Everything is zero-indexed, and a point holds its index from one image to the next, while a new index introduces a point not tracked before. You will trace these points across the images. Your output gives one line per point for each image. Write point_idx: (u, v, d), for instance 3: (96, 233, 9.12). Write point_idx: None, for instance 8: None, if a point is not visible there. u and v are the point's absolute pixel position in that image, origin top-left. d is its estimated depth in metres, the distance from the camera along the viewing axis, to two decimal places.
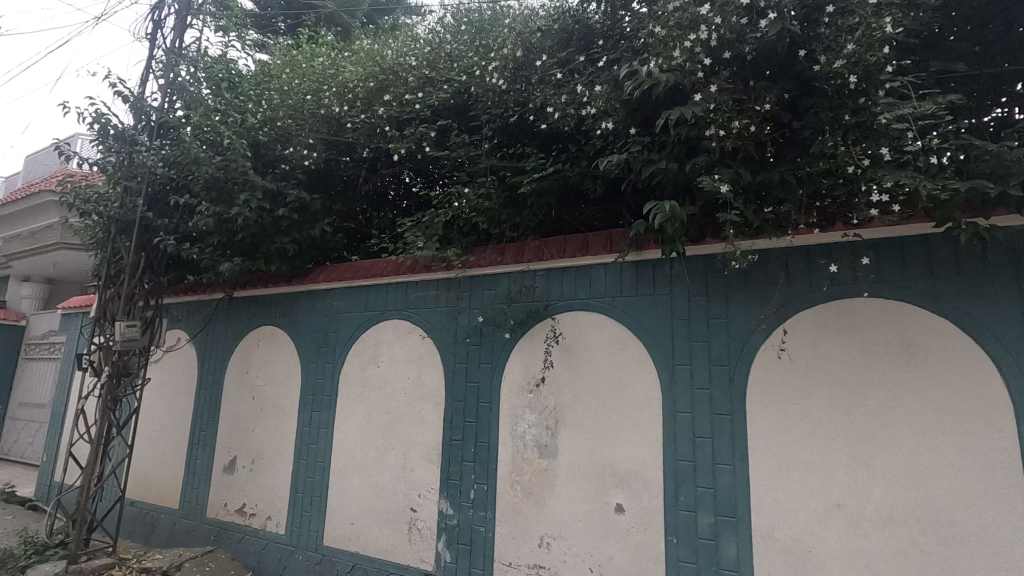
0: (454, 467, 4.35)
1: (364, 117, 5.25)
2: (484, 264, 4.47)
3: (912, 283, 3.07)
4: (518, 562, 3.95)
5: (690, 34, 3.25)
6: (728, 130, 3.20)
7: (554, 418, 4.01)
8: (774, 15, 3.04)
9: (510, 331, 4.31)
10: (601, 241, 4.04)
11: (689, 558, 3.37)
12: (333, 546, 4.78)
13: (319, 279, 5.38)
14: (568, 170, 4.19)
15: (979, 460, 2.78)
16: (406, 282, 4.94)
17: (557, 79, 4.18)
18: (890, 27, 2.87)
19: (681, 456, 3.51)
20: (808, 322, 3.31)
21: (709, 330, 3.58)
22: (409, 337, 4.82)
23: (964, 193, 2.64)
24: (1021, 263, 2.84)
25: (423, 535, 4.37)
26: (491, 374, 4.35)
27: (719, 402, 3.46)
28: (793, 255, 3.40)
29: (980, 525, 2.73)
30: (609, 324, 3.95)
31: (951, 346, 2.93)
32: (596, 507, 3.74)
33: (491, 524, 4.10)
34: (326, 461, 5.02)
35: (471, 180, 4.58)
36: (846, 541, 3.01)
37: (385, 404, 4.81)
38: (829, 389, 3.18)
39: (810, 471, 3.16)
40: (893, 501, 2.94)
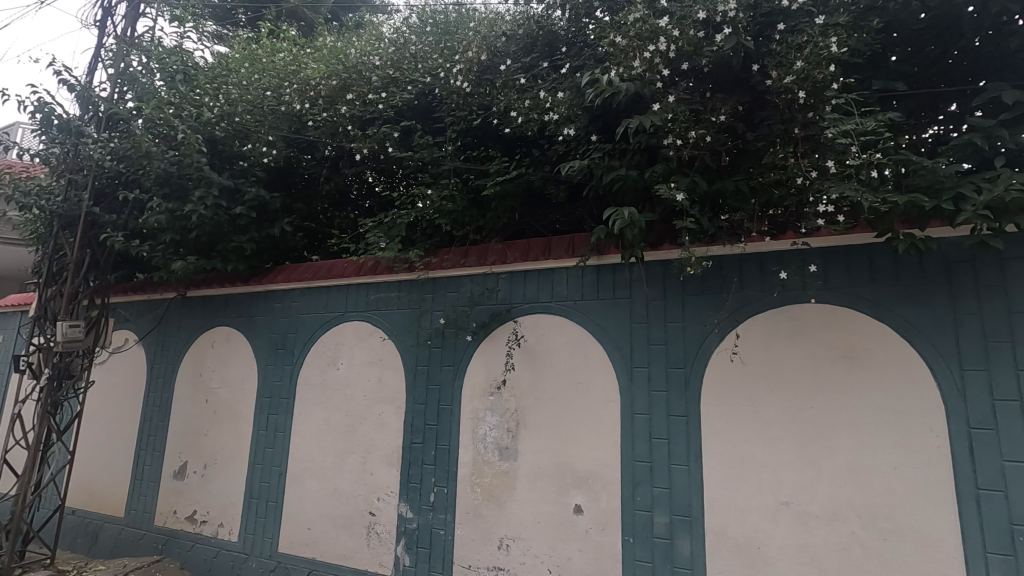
0: (414, 469, 4.32)
1: (326, 116, 5.08)
2: (446, 265, 4.45)
3: (856, 289, 3.24)
4: (478, 565, 3.95)
5: (649, 45, 3.36)
6: (685, 140, 3.31)
7: (515, 420, 4.04)
8: (729, 30, 3.17)
9: (472, 334, 4.32)
10: (564, 244, 4.06)
11: (645, 557, 3.45)
12: (288, 553, 4.67)
13: (276, 279, 5.24)
14: (532, 174, 4.22)
15: (915, 458, 2.95)
16: (367, 283, 4.87)
17: (521, 84, 4.20)
18: (836, 46, 3.03)
19: (639, 456, 3.58)
20: (760, 326, 3.44)
21: (667, 333, 3.68)
22: (370, 338, 4.76)
23: (902, 206, 2.81)
24: (954, 273, 3.04)
25: (382, 539, 4.32)
26: (453, 376, 4.34)
27: (676, 403, 3.56)
28: (746, 261, 3.54)
29: (914, 520, 2.90)
30: (570, 327, 4.00)
31: (889, 349, 3.11)
32: (556, 509, 3.78)
33: (451, 527, 4.09)
34: (282, 465, 4.90)
35: (435, 181, 4.54)
36: (793, 538, 3.14)
37: (344, 406, 4.73)
38: (778, 391, 3.32)
39: (761, 470, 3.28)
40: (836, 498, 3.08)
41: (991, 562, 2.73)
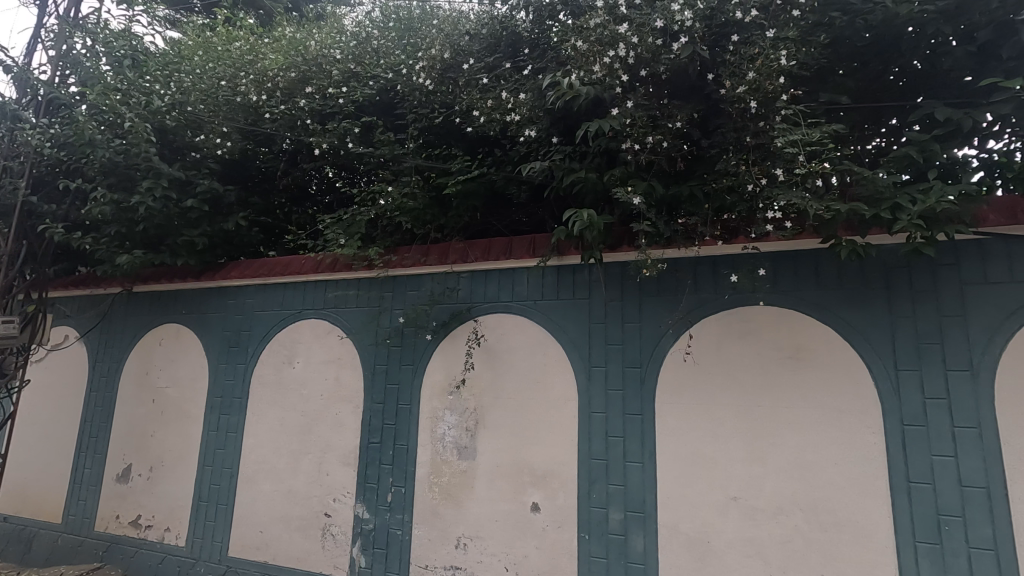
0: (371, 470, 4.26)
1: (283, 108, 4.95)
2: (406, 263, 4.41)
3: (802, 292, 3.39)
4: (435, 564, 3.93)
5: (609, 50, 3.43)
6: (642, 145, 3.39)
7: (474, 419, 4.04)
8: (685, 39, 3.27)
9: (432, 333, 4.30)
10: (525, 244, 4.08)
11: (600, 553, 3.52)
12: (239, 557, 4.53)
13: (229, 274, 5.08)
14: (494, 173, 4.22)
15: (853, 454, 3.12)
16: (325, 280, 4.77)
17: (484, 84, 4.20)
18: (785, 59, 3.16)
19: (595, 454, 3.65)
20: (713, 327, 3.55)
21: (624, 334, 3.76)
22: (327, 337, 4.67)
23: (844, 214, 2.96)
24: (891, 278, 3.22)
25: (337, 541, 4.25)
26: (412, 375, 4.30)
27: (632, 402, 3.64)
28: (700, 264, 3.65)
29: (852, 513, 3.06)
30: (530, 327, 4.03)
31: (832, 350, 3.27)
32: (514, 507, 3.80)
33: (409, 527, 4.06)
34: (234, 467, 4.75)
35: (395, 179, 4.48)
36: (741, 532, 3.26)
37: (300, 406, 4.62)
38: (729, 389, 3.44)
39: (711, 467, 3.39)
40: (782, 493, 3.22)
41: (919, 551, 2.92)
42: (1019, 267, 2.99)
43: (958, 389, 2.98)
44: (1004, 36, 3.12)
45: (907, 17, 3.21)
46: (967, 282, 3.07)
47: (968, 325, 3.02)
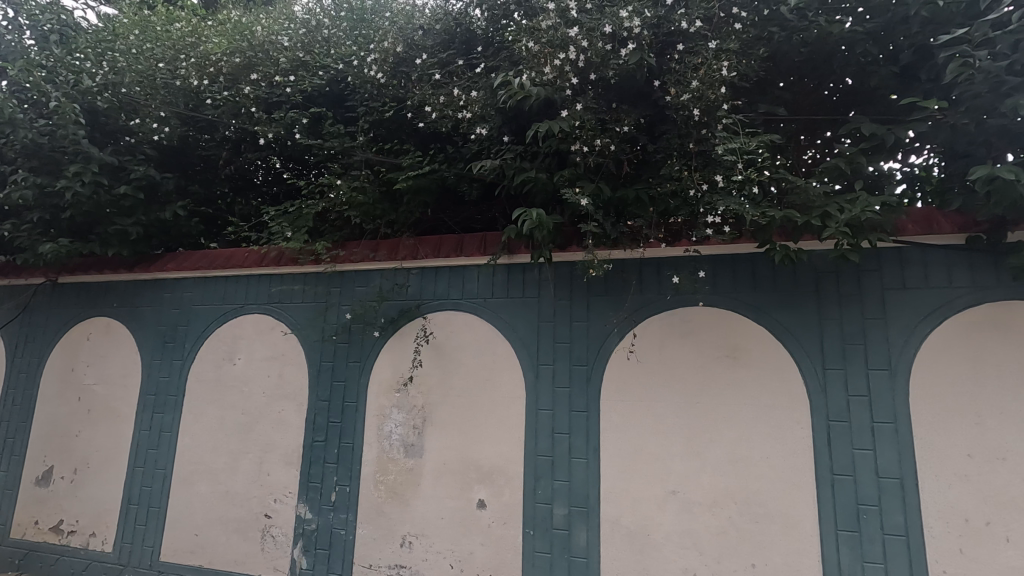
0: (315, 469, 4.16)
1: (227, 94, 4.74)
2: (354, 258, 4.34)
3: (739, 293, 3.56)
4: (380, 564, 3.89)
5: (559, 53, 3.49)
6: (591, 147, 3.47)
7: (422, 417, 4.01)
8: (634, 45, 3.36)
9: (380, 330, 4.24)
10: (475, 242, 4.08)
11: (544, 548, 3.58)
12: (171, 562, 4.34)
13: (165, 266, 4.86)
14: (445, 170, 4.14)
15: (783, 447, 3.30)
16: (270, 274, 4.62)
17: (436, 80, 4.17)
18: (727, 69, 3.29)
19: (541, 451, 3.70)
20: (656, 326, 3.67)
21: (572, 332, 3.83)
22: (270, 333, 4.52)
23: (779, 220, 3.12)
24: (821, 282, 3.42)
25: (277, 543, 4.13)
26: (359, 373, 4.23)
27: (578, 399, 3.71)
28: (645, 265, 3.76)
29: (781, 503, 3.24)
30: (479, 325, 4.04)
31: (766, 349, 3.44)
32: (460, 504, 3.80)
33: (353, 527, 3.99)
34: (167, 468, 4.53)
35: (345, 172, 4.36)
36: (679, 523, 3.39)
37: (240, 404, 4.46)
38: (670, 386, 3.57)
39: (653, 462, 3.50)
40: (717, 486, 3.36)
41: (840, 538, 3.12)
42: (932, 274, 3.25)
43: (877, 386, 3.21)
44: (924, 59, 3.33)
45: (840, 36, 3.40)
46: (888, 288, 3.31)
47: (888, 328, 3.26)
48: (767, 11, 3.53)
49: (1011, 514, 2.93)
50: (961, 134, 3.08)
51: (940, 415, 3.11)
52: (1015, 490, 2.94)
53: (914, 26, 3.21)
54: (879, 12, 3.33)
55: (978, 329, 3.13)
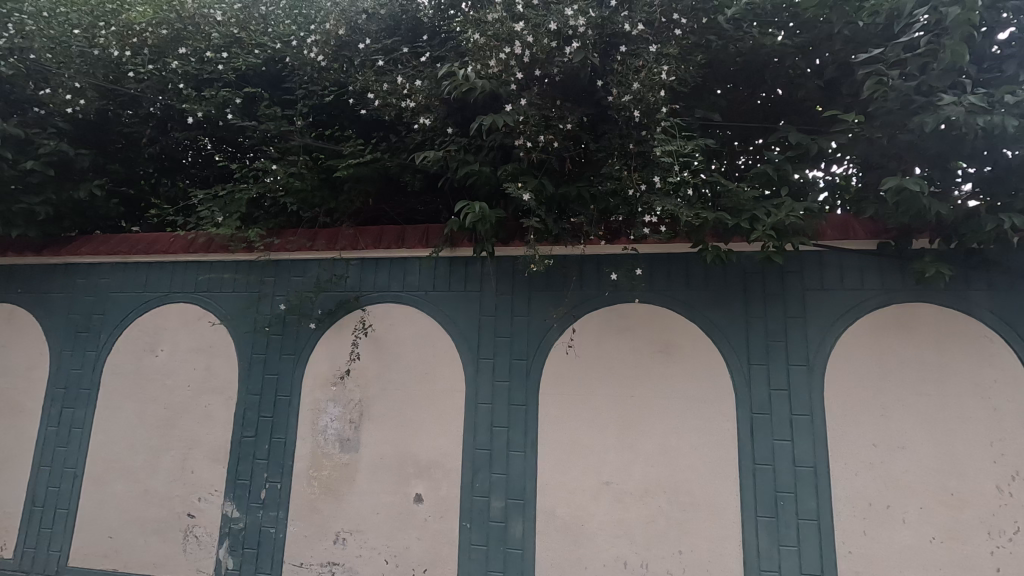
0: (243, 465, 3.99)
1: (151, 68, 4.45)
2: (290, 247, 4.19)
3: (674, 291, 3.68)
4: (311, 562, 3.79)
5: (504, 47, 3.48)
6: (535, 143, 3.48)
7: (358, 411, 3.92)
8: (578, 44, 3.40)
9: (316, 322, 4.10)
10: (417, 234, 4.03)
11: (480, 541, 3.59)
12: (81, 567, 4.06)
13: (80, 250, 4.53)
14: (387, 160, 4.04)
15: (712, 439, 3.45)
16: (197, 261, 4.37)
17: (379, 66, 4.08)
18: (666, 74, 3.38)
19: (480, 444, 3.71)
20: (595, 321, 3.75)
21: (512, 326, 3.84)
22: (197, 323, 4.29)
23: (711, 222, 3.26)
24: (749, 282, 3.60)
25: (200, 543, 3.94)
26: (293, 366, 4.08)
27: (517, 393, 3.74)
28: (586, 262, 3.83)
29: (708, 493, 3.40)
30: (419, 318, 3.98)
31: (697, 345, 3.59)
32: (397, 499, 3.75)
33: (283, 524, 3.86)
34: (77, 467, 4.22)
35: (281, 157, 4.17)
36: (612, 513, 3.49)
37: (162, 398, 4.21)
38: (607, 380, 3.65)
39: (589, 454, 3.58)
40: (649, 477, 3.48)
41: (759, 524, 3.30)
42: (848, 276, 3.49)
43: (796, 381, 3.42)
44: (845, 75, 3.56)
45: (770, 48, 3.62)
46: (808, 288, 3.52)
47: (807, 326, 3.47)
48: (705, 19, 3.61)
49: (908, 497, 3.20)
50: (876, 147, 3.31)
51: (851, 408, 3.34)
52: (911, 475, 3.22)
53: (836, 43, 3.43)
54: (807, 28, 3.54)
55: (885, 328, 3.39)
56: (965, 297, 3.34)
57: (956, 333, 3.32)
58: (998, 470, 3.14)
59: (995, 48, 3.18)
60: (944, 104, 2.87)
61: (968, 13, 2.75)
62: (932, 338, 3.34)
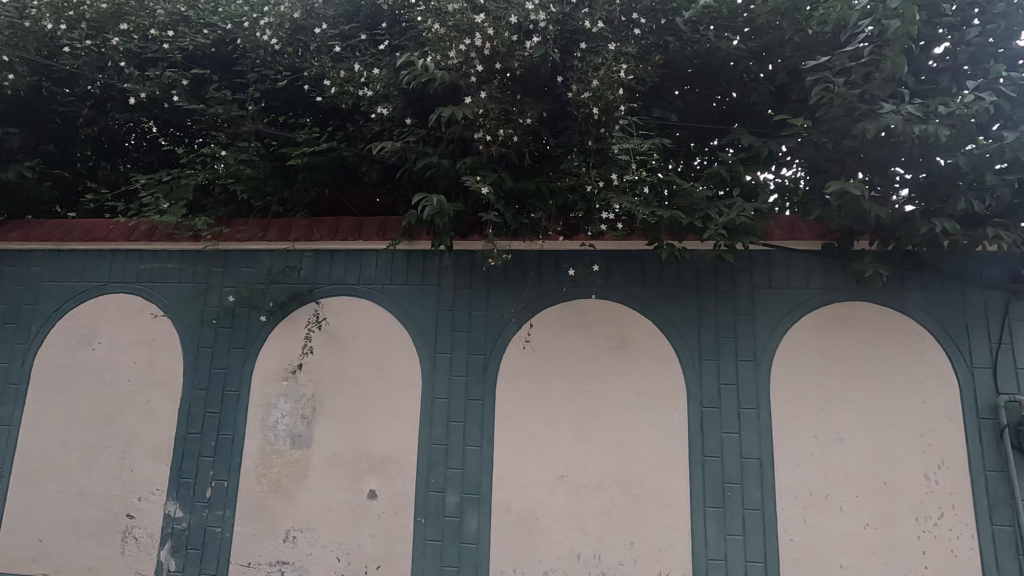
0: (188, 463, 3.84)
1: (90, 44, 4.19)
2: (241, 237, 4.04)
3: (630, 288, 3.74)
4: (259, 561, 3.68)
5: (465, 38, 3.43)
6: (494, 136, 3.45)
7: (311, 406, 3.83)
8: (539, 39, 3.41)
9: (267, 315, 3.98)
10: (374, 226, 3.96)
11: (435, 536, 3.57)
12: (8, 571, 3.88)
13: (10, 236, 4.27)
14: (345, 149, 3.95)
15: (664, 431, 3.53)
16: (139, 250, 4.17)
17: (336, 53, 3.98)
18: (624, 72, 3.41)
19: (435, 439, 3.68)
20: (552, 317, 3.77)
21: (470, 321, 3.82)
22: (139, 315, 4.09)
23: (667, 220, 3.32)
24: (701, 279, 3.69)
25: (140, 544, 3.79)
26: (242, 360, 3.95)
27: (473, 387, 3.73)
28: (544, 257, 3.84)
29: (659, 485, 3.48)
30: (375, 311, 3.91)
31: (651, 341, 3.66)
32: (349, 495, 3.69)
33: (230, 523, 3.74)
34: (3, 467, 4.01)
35: (231, 143, 4.01)
36: (566, 506, 3.53)
37: (100, 393, 4.01)
38: (563, 375, 3.68)
39: (544, 448, 3.61)
40: (603, 470, 3.54)
41: (707, 514, 3.41)
42: (794, 275, 3.62)
43: (745, 375, 3.53)
44: (795, 81, 3.67)
45: (726, 52, 3.69)
46: (757, 286, 3.64)
47: (755, 322, 3.59)
48: (664, 20, 3.68)
49: (846, 486, 3.36)
50: (822, 151, 3.43)
51: (795, 402, 3.48)
52: (849, 465, 3.38)
53: (787, 50, 3.54)
54: (760, 34, 3.64)
55: (827, 326, 3.55)
56: (901, 296, 3.52)
57: (892, 330, 3.50)
58: (926, 459, 3.34)
59: (932, 61, 3.34)
60: (885, 112, 3.00)
61: (907, 25, 2.88)
62: (870, 335, 3.51)
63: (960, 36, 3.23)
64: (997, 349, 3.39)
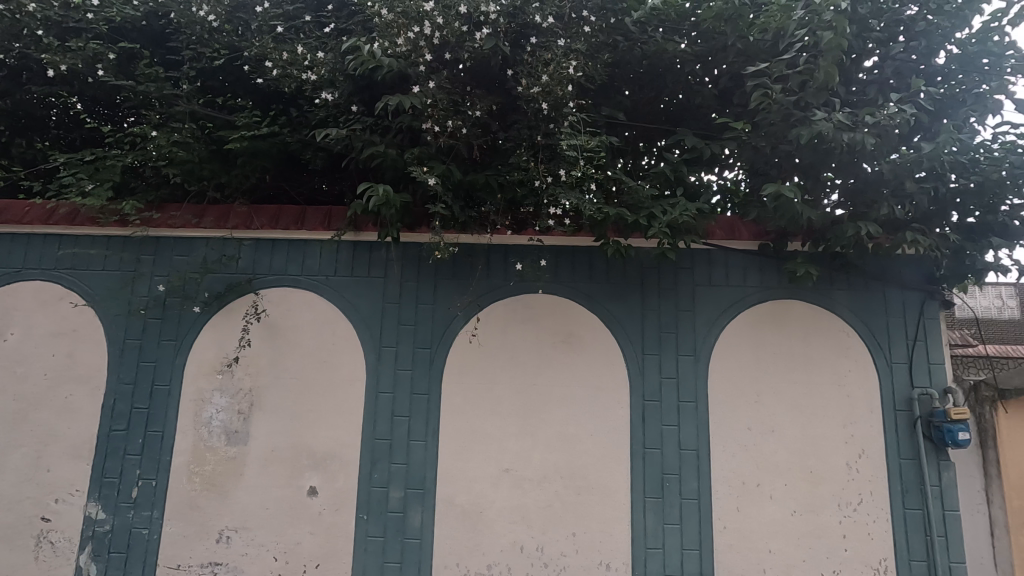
0: (112, 462, 3.62)
1: (3, 9, 3.84)
2: (173, 223, 3.83)
3: (577, 283, 3.78)
4: (189, 563, 3.52)
5: (413, 26, 3.37)
6: (442, 127, 3.41)
7: (249, 401, 3.68)
8: (489, 31, 3.36)
9: (201, 306, 3.79)
10: (319, 216, 3.85)
11: (377, 532, 3.51)
12: None
13: None
14: (287, 135, 3.78)
15: (607, 425, 3.60)
16: (60, 235, 3.89)
17: (278, 33, 3.82)
18: (572, 69, 3.41)
19: (379, 434, 3.61)
20: (499, 311, 3.76)
21: (417, 314, 3.77)
22: (57, 305, 3.81)
23: (612, 217, 3.37)
24: (646, 276, 3.77)
25: (57, 549, 3.56)
26: (174, 353, 3.75)
27: (419, 381, 3.68)
28: (493, 251, 3.83)
29: (602, 477, 3.55)
30: (318, 303, 3.80)
31: (596, 336, 3.71)
32: (288, 493, 3.57)
33: (157, 525, 3.55)
34: None
35: (163, 123, 3.78)
36: (510, 500, 3.54)
37: (12, 388, 3.72)
38: (509, 369, 3.69)
39: (489, 442, 3.61)
40: (548, 463, 3.58)
41: (647, 504, 3.50)
42: (732, 273, 3.76)
43: (685, 370, 3.65)
44: (737, 86, 3.80)
45: (673, 54, 3.74)
46: (698, 284, 3.76)
47: (695, 319, 3.71)
48: (613, 20, 3.71)
49: (776, 475, 3.53)
50: (761, 155, 3.56)
51: (731, 395, 3.62)
52: (779, 455, 3.56)
53: (730, 55, 3.66)
54: (706, 38, 3.72)
55: (762, 322, 3.71)
56: (829, 295, 3.72)
57: (820, 327, 3.69)
58: (848, 449, 3.55)
59: (861, 74, 3.54)
60: (817, 120, 3.14)
61: (838, 38, 3.04)
62: (801, 331, 3.69)
63: (886, 50, 3.43)
64: (913, 345, 3.64)
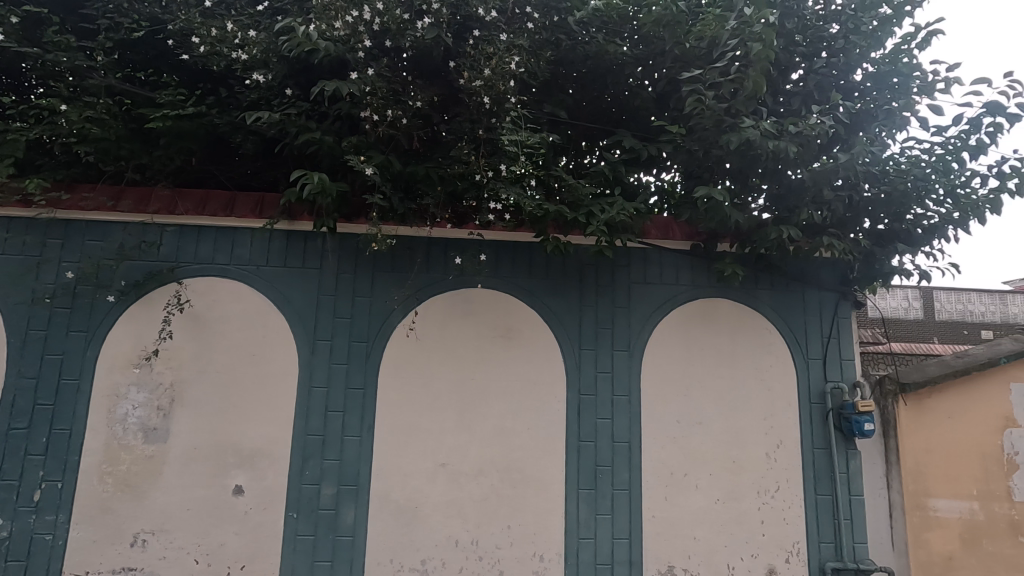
0: (11, 463, 3.32)
1: None
2: (85, 205, 3.56)
3: (517, 278, 3.80)
4: (99, 569, 3.30)
5: (352, 9, 3.26)
6: (382, 117, 3.33)
7: (169, 397, 3.48)
8: (430, 20, 3.29)
9: (117, 295, 3.53)
10: (250, 203, 3.68)
11: (307, 530, 3.41)
12: None
13: None
14: (215, 116, 3.57)
15: (544, 418, 3.65)
16: None
17: (206, 8, 3.60)
18: (515, 64, 3.39)
19: (311, 430, 3.50)
20: (438, 306, 3.72)
21: (353, 307, 3.67)
22: None
23: (552, 214, 3.39)
24: (584, 273, 3.84)
25: None
26: (84, 345, 3.48)
27: (354, 376, 3.59)
28: (433, 245, 3.79)
29: (538, 470, 3.59)
30: (247, 294, 3.63)
31: (534, 331, 3.75)
32: (211, 492, 3.40)
33: (63, 530, 3.30)
34: None
35: (75, 96, 3.49)
36: (446, 494, 3.52)
37: None
38: (447, 364, 3.66)
39: (425, 437, 3.57)
40: (484, 457, 3.58)
41: (580, 496, 3.58)
42: (666, 272, 3.89)
43: (619, 365, 3.74)
44: (673, 91, 3.92)
45: (614, 56, 3.81)
46: (633, 281, 3.86)
47: (630, 315, 3.81)
48: (557, 17, 3.73)
49: (702, 466, 3.69)
50: (693, 159, 3.70)
51: (662, 389, 3.75)
52: (705, 447, 3.72)
53: (667, 60, 3.73)
54: (646, 42, 3.80)
55: (692, 320, 3.85)
56: (754, 295, 3.91)
57: (745, 325, 3.88)
58: (768, 439, 3.75)
59: (788, 85, 3.73)
60: (746, 127, 3.28)
61: (766, 50, 3.19)
62: (728, 328, 3.86)
63: (810, 65, 3.64)
64: (828, 343, 3.89)
